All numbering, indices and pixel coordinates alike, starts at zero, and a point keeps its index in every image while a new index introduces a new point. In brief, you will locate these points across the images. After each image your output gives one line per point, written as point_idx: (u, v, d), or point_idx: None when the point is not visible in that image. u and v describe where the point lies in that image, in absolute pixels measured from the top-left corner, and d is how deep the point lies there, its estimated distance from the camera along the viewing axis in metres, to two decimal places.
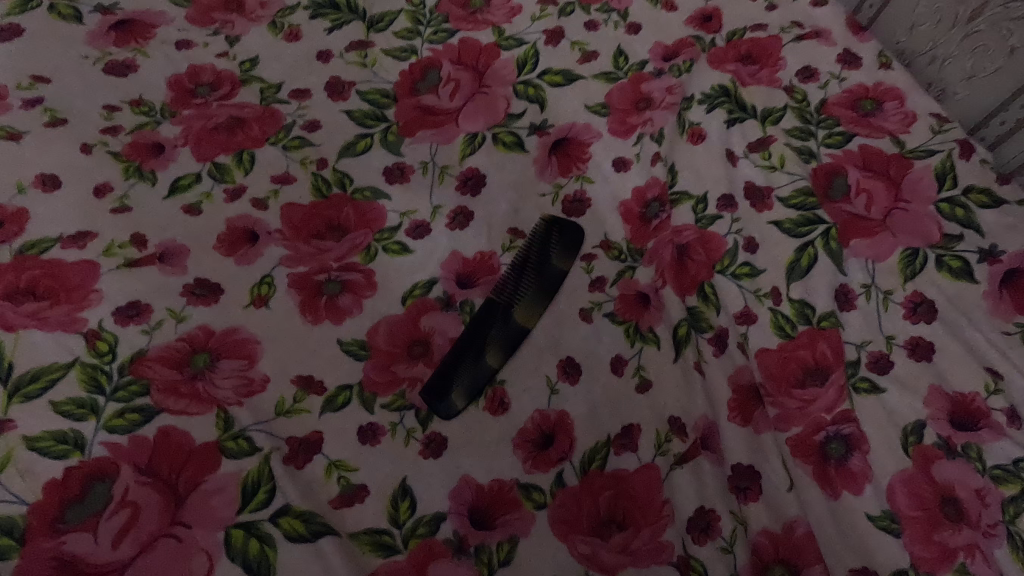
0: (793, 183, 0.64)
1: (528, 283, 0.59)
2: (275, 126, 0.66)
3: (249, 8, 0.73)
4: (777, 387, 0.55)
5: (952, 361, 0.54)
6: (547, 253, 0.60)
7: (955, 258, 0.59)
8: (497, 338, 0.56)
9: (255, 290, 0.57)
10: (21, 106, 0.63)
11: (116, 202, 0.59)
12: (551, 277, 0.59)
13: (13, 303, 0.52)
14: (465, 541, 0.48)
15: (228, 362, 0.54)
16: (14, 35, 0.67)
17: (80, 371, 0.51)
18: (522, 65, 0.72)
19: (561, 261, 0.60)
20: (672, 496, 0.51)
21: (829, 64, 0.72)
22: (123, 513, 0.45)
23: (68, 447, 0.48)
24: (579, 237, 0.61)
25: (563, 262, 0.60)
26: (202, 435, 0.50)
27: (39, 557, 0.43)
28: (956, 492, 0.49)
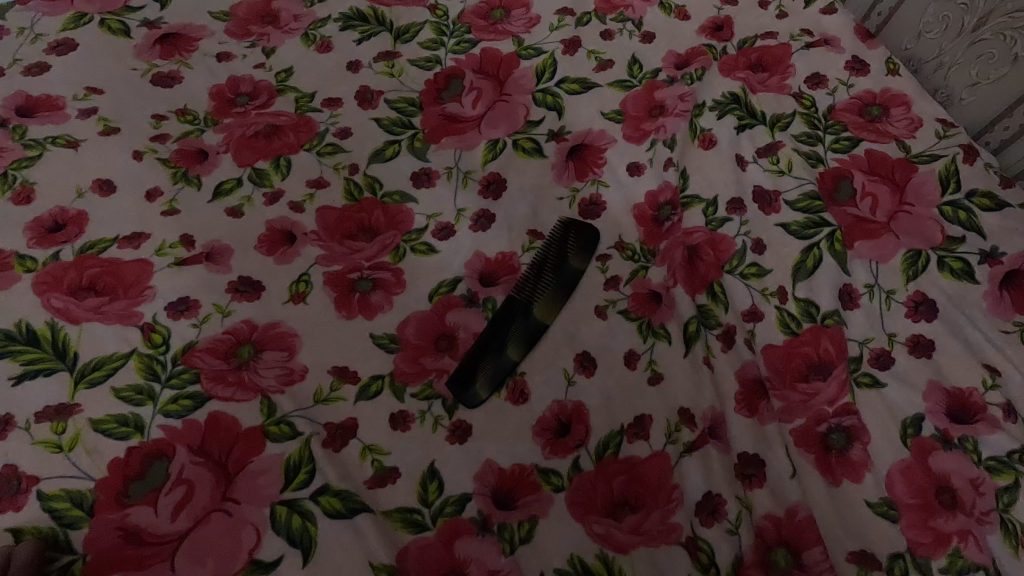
0: (800, 187, 0.67)
1: (547, 280, 0.62)
2: (309, 133, 0.70)
3: (285, 22, 0.78)
4: (782, 381, 0.58)
5: (951, 358, 0.57)
6: (566, 252, 0.63)
7: (956, 259, 0.61)
8: (518, 333, 0.60)
9: (293, 287, 0.61)
10: (78, 116, 0.68)
11: (165, 205, 0.64)
12: (568, 275, 0.62)
13: (78, 299, 0.58)
14: (489, 519, 0.52)
15: (270, 354, 0.58)
16: (69, 49, 0.72)
17: (138, 360, 0.56)
18: (541, 73, 0.76)
19: (578, 259, 0.63)
20: (681, 481, 0.54)
21: (837, 71, 0.75)
22: (180, 489, 0.50)
23: (129, 429, 0.53)
24: (596, 238, 0.64)
25: (580, 261, 0.63)
26: (249, 420, 0.54)
27: (107, 528, 0.49)
28: (952, 481, 0.52)
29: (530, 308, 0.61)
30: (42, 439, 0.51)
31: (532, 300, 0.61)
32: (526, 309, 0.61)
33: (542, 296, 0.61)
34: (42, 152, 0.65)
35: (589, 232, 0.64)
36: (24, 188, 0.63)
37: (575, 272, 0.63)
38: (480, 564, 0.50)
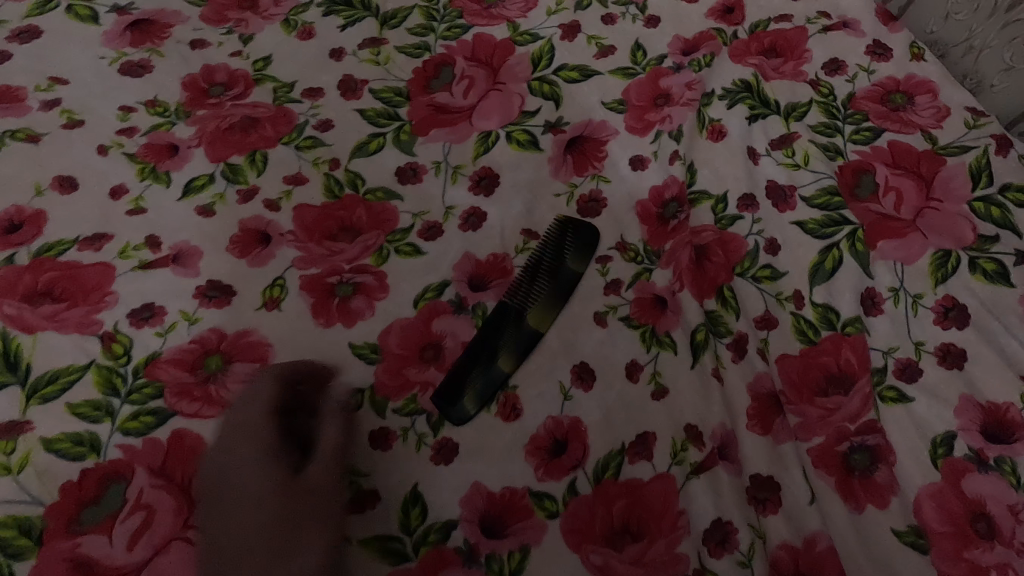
0: (817, 182, 0.61)
1: (542, 284, 0.57)
2: (288, 126, 0.65)
3: (264, 7, 0.73)
4: (798, 395, 0.53)
5: (986, 370, 0.52)
6: (563, 254, 0.58)
7: (989, 261, 0.56)
8: (510, 343, 0.55)
9: (267, 292, 0.56)
10: (40, 108, 0.64)
11: (131, 203, 0.59)
12: (565, 279, 0.58)
13: (33, 305, 0.53)
14: (476, 549, 0.48)
15: (242, 366, 0.53)
16: (34, 37, 0.68)
17: (96, 373, 0.51)
18: (538, 61, 0.71)
19: (576, 261, 0.58)
20: (688, 506, 0.49)
21: (857, 56, 0.69)
22: (138, 515, 0.46)
23: (84, 449, 0.48)
24: (595, 239, 0.60)
25: (578, 263, 0.58)
26: (216, 439, 0.50)
27: (57, 558, 0.45)
28: (988, 507, 0.47)
29: (523, 315, 0.56)
30: None
31: (525, 306, 0.56)
32: (519, 316, 0.56)
33: (536, 301, 0.56)
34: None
35: (587, 231, 0.60)
36: None
37: (572, 276, 0.58)
38: None
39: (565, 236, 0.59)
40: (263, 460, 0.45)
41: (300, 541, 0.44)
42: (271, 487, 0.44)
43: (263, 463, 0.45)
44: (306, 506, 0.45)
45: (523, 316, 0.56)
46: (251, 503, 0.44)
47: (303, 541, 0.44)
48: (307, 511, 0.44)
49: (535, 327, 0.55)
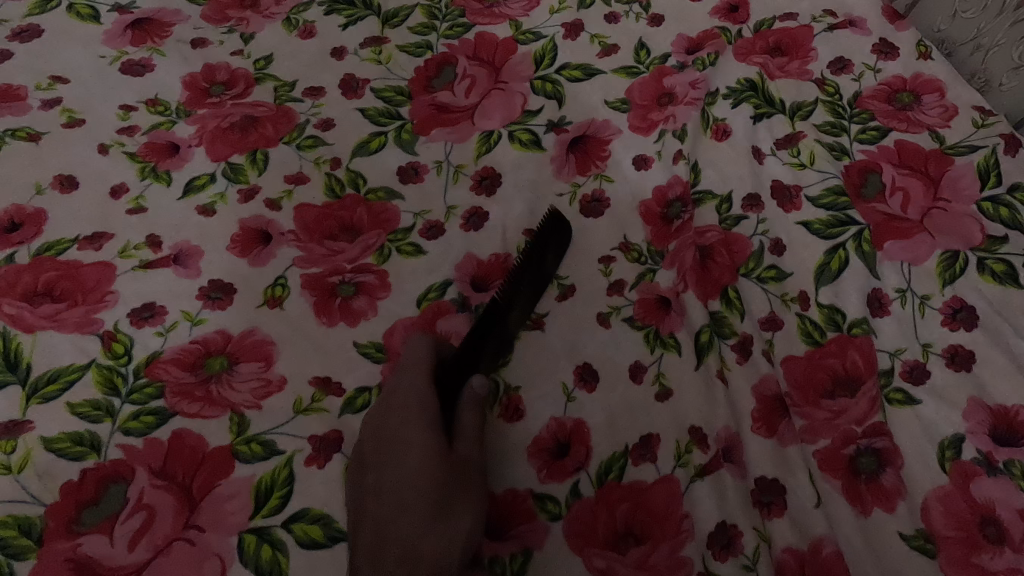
0: (823, 182, 0.61)
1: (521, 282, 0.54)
2: (289, 125, 0.65)
3: (265, 6, 0.73)
4: (803, 397, 0.52)
5: (995, 372, 0.51)
6: (538, 249, 0.56)
7: (998, 262, 0.55)
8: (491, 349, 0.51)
9: (268, 292, 0.56)
10: (40, 107, 0.63)
11: (131, 202, 0.59)
12: (542, 280, 0.55)
13: (33, 305, 0.53)
14: (479, 551, 0.47)
15: (246, 365, 0.53)
16: (34, 36, 0.68)
17: (96, 372, 0.51)
18: (540, 59, 0.70)
19: (552, 255, 0.57)
20: (692, 509, 0.49)
21: (863, 55, 0.68)
22: (139, 515, 0.46)
23: (85, 448, 0.48)
24: (570, 240, 0.58)
25: (555, 259, 0.57)
26: (216, 439, 0.50)
27: (56, 558, 0.44)
28: (996, 511, 0.47)
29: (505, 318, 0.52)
30: None
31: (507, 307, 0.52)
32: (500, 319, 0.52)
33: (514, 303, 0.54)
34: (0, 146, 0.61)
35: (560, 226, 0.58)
36: None
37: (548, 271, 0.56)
38: None
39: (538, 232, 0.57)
40: (406, 436, 0.46)
41: (457, 517, 0.44)
42: (427, 462, 0.46)
43: (407, 440, 0.46)
44: (467, 482, 0.46)
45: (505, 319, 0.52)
46: (401, 481, 0.45)
47: (456, 516, 0.44)
48: (460, 485, 0.46)
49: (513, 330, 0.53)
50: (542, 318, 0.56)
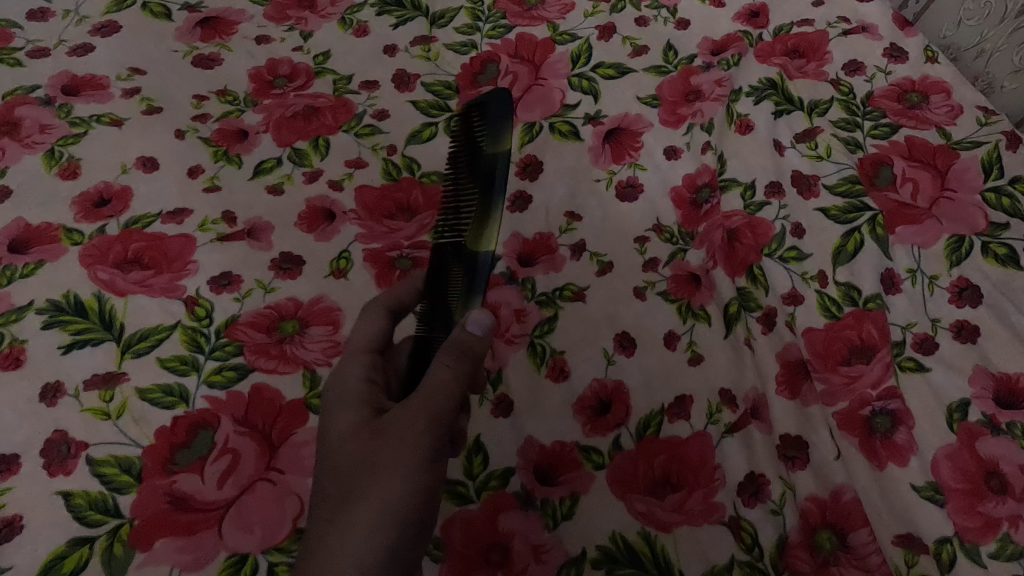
0: (839, 172, 0.66)
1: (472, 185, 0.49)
2: (347, 115, 0.70)
3: (322, 7, 0.79)
4: (823, 364, 0.57)
5: (998, 344, 0.56)
6: (472, 142, 0.51)
7: (1000, 246, 0.61)
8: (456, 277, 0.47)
9: (334, 263, 0.61)
10: (122, 95, 0.69)
11: (207, 181, 0.65)
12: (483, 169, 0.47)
13: (124, 271, 0.59)
14: (532, 494, 0.52)
15: (316, 328, 0.58)
16: (113, 31, 0.75)
17: (182, 332, 0.56)
18: (576, 58, 0.76)
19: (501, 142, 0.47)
20: (723, 461, 0.54)
21: (875, 58, 0.74)
22: (226, 457, 0.51)
23: (175, 398, 0.53)
24: (508, 107, 0.48)
25: (493, 146, 0.47)
26: (292, 392, 0.55)
27: (154, 493, 0.49)
28: (1000, 466, 0.52)
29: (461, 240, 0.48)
30: (91, 406, 0.52)
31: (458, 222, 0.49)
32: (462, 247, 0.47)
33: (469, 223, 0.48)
34: (87, 129, 0.67)
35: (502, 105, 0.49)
36: (71, 163, 0.64)
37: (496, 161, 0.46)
38: (524, 538, 0.51)
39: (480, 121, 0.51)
40: (352, 409, 0.45)
41: (383, 485, 0.40)
42: (359, 437, 0.43)
43: (347, 417, 0.45)
44: (400, 449, 0.41)
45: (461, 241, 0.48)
46: (339, 457, 0.43)
47: (379, 484, 0.40)
48: (388, 456, 0.41)
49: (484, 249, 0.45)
50: (583, 291, 0.62)
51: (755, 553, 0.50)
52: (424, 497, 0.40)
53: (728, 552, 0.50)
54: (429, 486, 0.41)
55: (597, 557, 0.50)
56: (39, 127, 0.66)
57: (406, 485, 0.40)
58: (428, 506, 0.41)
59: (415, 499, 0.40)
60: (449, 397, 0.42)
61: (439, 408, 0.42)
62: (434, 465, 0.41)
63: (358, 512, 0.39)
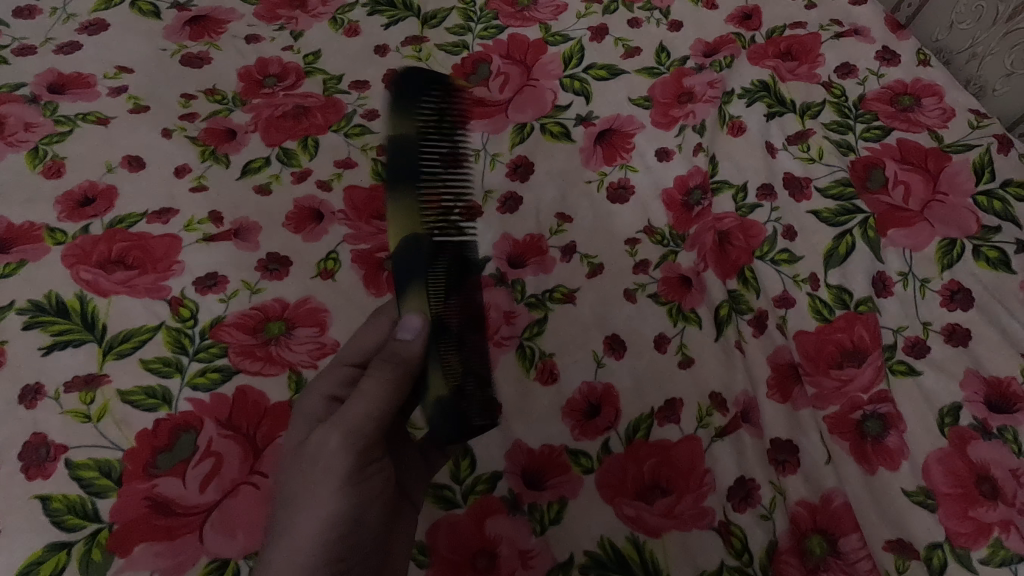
0: (831, 174, 0.66)
1: (432, 170, 0.47)
2: (337, 115, 0.70)
3: (313, 6, 0.79)
4: (815, 367, 0.57)
5: (989, 347, 0.56)
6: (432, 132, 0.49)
7: (992, 249, 0.60)
8: (439, 275, 0.46)
9: (321, 265, 0.61)
10: (109, 94, 0.69)
11: (194, 181, 0.64)
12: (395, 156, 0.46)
13: (107, 272, 0.58)
14: (520, 498, 0.52)
15: (302, 330, 0.57)
16: (101, 29, 0.74)
17: (166, 333, 0.56)
18: (569, 59, 0.76)
19: (399, 126, 0.47)
20: (714, 465, 0.53)
21: (868, 60, 0.74)
22: (209, 461, 0.50)
23: (157, 400, 0.52)
24: (399, 89, 0.48)
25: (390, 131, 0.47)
26: (277, 395, 0.54)
27: (135, 497, 0.48)
28: (991, 471, 0.51)
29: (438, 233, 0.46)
30: (71, 409, 0.51)
31: (448, 214, 0.48)
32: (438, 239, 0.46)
33: (439, 213, 0.47)
34: (72, 128, 0.66)
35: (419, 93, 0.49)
36: (55, 162, 0.64)
37: (403, 152, 0.46)
38: (511, 543, 0.50)
39: (433, 99, 0.50)
40: (306, 426, 0.47)
41: (302, 509, 0.41)
42: (292, 455, 0.45)
43: (299, 434, 0.47)
44: (314, 472, 0.42)
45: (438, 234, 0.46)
46: (281, 470, 0.45)
47: (297, 508, 0.42)
48: (308, 481, 0.42)
49: (423, 237, 0.44)
50: (573, 293, 0.61)
51: (745, 559, 0.50)
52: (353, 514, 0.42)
53: (717, 557, 0.50)
54: (350, 508, 0.42)
55: (585, 563, 0.49)
56: (24, 125, 0.66)
57: (323, 509, 0.41)
58: (357, 527, 0.42)
59: (334, 523, 0.41)
60: (373, 409, 0.43)
61: (356, 422, 0.43)
62: (356, 488, 0.42)
63: (280, 535, 0.42)
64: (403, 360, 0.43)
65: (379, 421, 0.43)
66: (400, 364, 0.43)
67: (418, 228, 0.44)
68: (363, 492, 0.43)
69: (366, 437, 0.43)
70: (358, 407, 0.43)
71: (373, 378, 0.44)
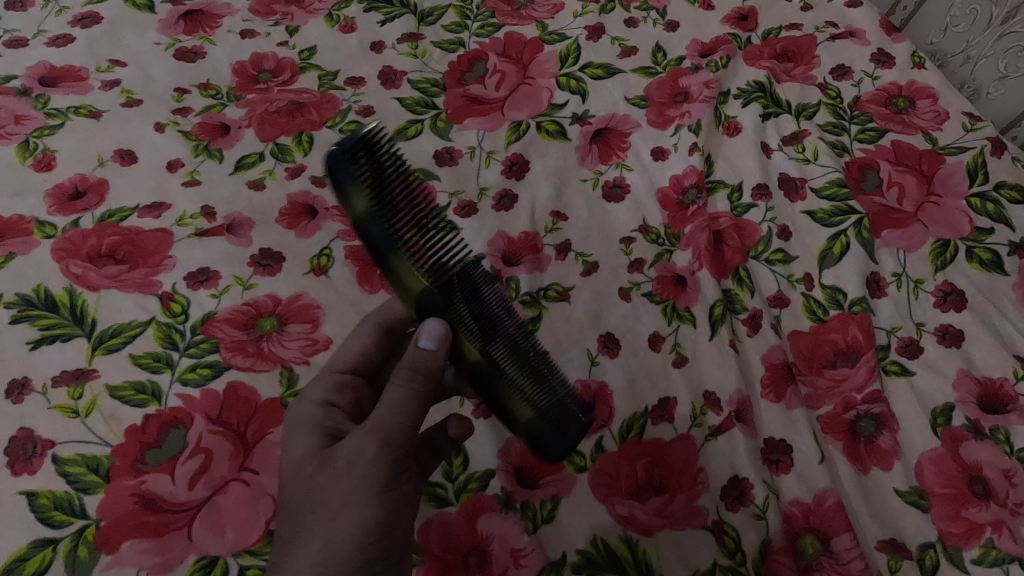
0: (827, 174, 0.66)
1: (404, 223, 0.43)
2: (332, 110, 0.70)
3: (308, 3, 0.79)
4: (808, 367, 0.57)
5: (982, 348, 0.56)
6: (386, 187, 0.43)
7: (985, 250, 0.61)
8: (462, 315, 0.43)
9: (314, 261, 0.60)
10: (101, 87, 0.69)
11: (187, 175, 0.64)
12: (369, 234, 0.42)
13: (97, 266, 0.57)
14: (512, 496, 0.51)
15: (295, 326, 0.57)
16: (94, 23, 0.74)
17: (156, 329, 0.55)
18: (565, 58, 0.76)
19: (355, 204, 0.42)
20: (707, 464, 0.53)
21: (863, 63, 0.74)
22: (198, 457, 0.50)
23: (147, 396, 0.52)
24: (336, 168, 0.42)
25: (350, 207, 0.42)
26: (269, 391, 0.53)
27: (123, 494, 0.48)
28: (984, 471, 0.51)
29: (444, 278, 0.43)
30: (59, 404, 0.51)
31: (441, 258, 0.43)
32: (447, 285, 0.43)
33: (433, 257, 0.43)
34: (64, 121, 0.65)
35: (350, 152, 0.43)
36: (46, 155, 0.63)
37: (372, 222, 0.42)
38: (502, 541, 0.50)
39: (360, 163, 0.43)
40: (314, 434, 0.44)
41: (341, 513, 0.39)
42: (306, 469, 0.41)
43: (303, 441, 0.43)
44: (349, 483, 0.39)
45: (444, 279, 0.43)
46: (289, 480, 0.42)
47: (333, 520, 0.39)
48: (342, 494, 0.39)
49: (433, 294, 0.42)
50: (568, 291, 0.61)
51: (738, 558, 0.49)
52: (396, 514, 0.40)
53: (710, 556, 0.49)
54: (389, 514, 0.40)
55: (577, 561, 0.49)
56: (14, 118, 0.65)
57: (360, 517, 0.39)
58: (390, 543, 0.40)
59: (374, 538, 0.39)
60: (407, 418, 0.42)
61: (393, 430, 0.41)
62: (391, 494, 0.40)
63: (315, 545, 0.38)
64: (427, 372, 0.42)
65: (411, 430, 0.42)
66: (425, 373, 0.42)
67: (423, 286, 0.42)
68: (396, 505, 0.41)
69: (399, 448, 0.41)
70: (392, 416, 0.41)
71: (403, 383, 0.42)
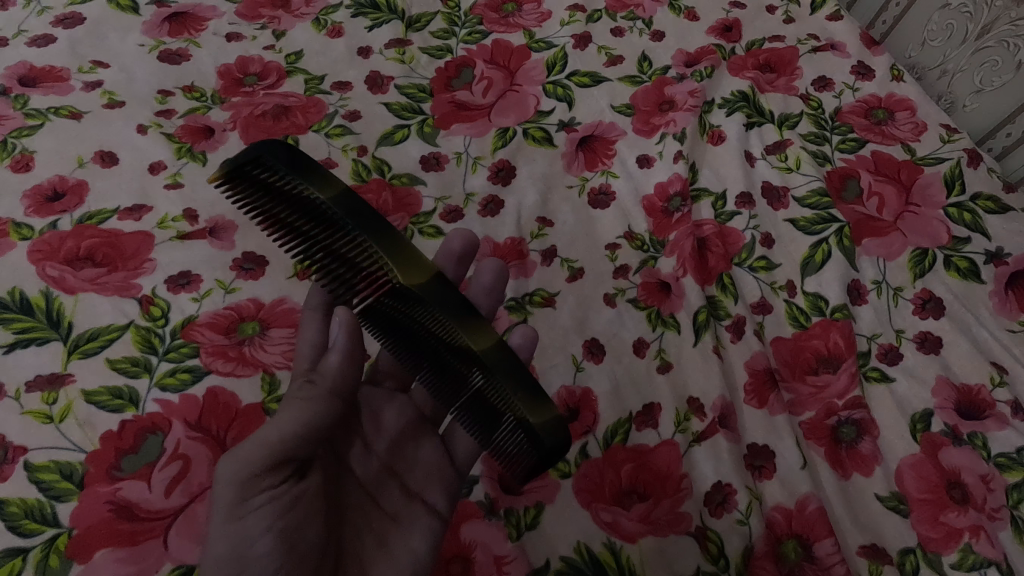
0: (809, 183, 0.67)
1: (328, 209, 0.46)
2: (318, 115, 0.69)
3: (295, 7, 0.79)
4: (790, 373, 0.58)
5: (960, 355, 0.57)
6: (298, 183, 0.46)
7: (962, 259, 0.62)
8: (422, 313, 0.46)
9: (298, 265, 0.60)
10: (82, 88, 0.68)
11: (169, 178, 0.63)
12: (359, 211, 0.46)
13: (74, 268, 0.56)
14: (495, 503, 0.51)
15: (277, 331, 0.56)
16: (76, 23, 0.74)
17: (135, 333, 0.54)
18: (552, 66, 0.76)
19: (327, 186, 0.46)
20: (690, 471, 0.53)
21: (843, 75, 0.75)
22: (176, 464, 0.49)
23: (124, 402, 0.51)
24: (295, 157, 0.47)
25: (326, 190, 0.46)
26: (249, 396, 0.53)
27: (97, 501, 0.47)
28: (962, 477, 0.52)
29: (367, 266, 0.46)
30: (32, 409, 0.50)
31: (355, 260, 0.46)
32: (397, 291, 0.46)
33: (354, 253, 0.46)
34: (43, 121, 0.65)
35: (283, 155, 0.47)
36: (24, 156, 0.62)
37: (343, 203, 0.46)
38: (486, 548, 0.49)
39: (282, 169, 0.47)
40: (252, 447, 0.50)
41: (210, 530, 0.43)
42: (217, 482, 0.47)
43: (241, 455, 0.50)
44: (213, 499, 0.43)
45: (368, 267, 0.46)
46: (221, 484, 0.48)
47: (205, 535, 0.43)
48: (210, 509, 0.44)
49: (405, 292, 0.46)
50: (553, 298, 0.61)
51: (721, 564, 0.49)
52: (259, 534, 0.43)
53: (693, 563, 0.49)
54: (242, 534, 0.42)
55: (561, 568, 0.49)
56: None
57: (218, 536, 0.42)
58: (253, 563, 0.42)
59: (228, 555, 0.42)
60: (272, 432, 0.44)
61: (251, 451, 0.43)
62: (248, 516, 0.43)
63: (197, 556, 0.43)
64: (326, 375, 0.48)
65: (270, 448, 0.43)
66: (322, 381, 0.48)
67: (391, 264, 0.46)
68: (254, 524, 0.43)
69: (258, 467, 0.43)
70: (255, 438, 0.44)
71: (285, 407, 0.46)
